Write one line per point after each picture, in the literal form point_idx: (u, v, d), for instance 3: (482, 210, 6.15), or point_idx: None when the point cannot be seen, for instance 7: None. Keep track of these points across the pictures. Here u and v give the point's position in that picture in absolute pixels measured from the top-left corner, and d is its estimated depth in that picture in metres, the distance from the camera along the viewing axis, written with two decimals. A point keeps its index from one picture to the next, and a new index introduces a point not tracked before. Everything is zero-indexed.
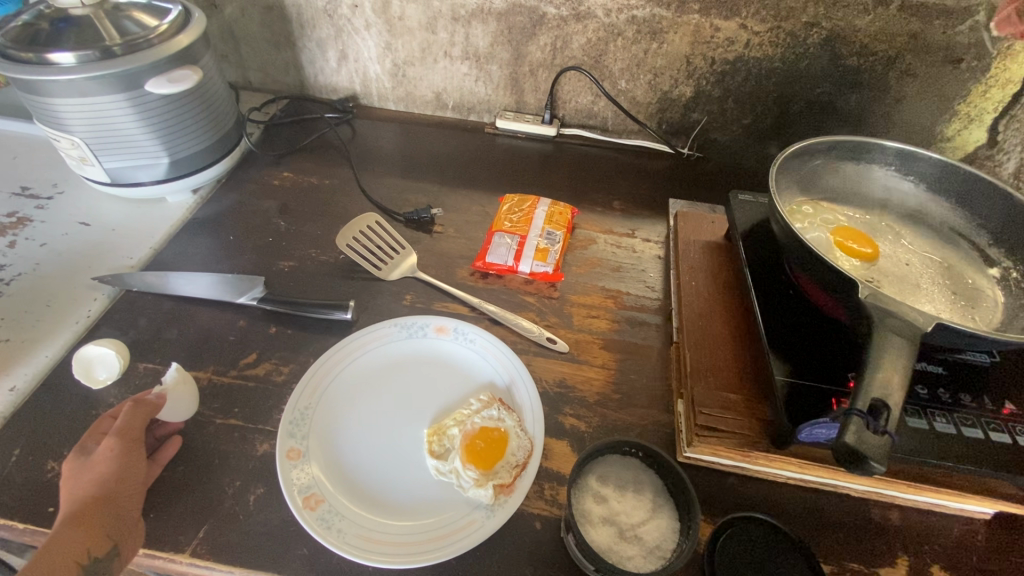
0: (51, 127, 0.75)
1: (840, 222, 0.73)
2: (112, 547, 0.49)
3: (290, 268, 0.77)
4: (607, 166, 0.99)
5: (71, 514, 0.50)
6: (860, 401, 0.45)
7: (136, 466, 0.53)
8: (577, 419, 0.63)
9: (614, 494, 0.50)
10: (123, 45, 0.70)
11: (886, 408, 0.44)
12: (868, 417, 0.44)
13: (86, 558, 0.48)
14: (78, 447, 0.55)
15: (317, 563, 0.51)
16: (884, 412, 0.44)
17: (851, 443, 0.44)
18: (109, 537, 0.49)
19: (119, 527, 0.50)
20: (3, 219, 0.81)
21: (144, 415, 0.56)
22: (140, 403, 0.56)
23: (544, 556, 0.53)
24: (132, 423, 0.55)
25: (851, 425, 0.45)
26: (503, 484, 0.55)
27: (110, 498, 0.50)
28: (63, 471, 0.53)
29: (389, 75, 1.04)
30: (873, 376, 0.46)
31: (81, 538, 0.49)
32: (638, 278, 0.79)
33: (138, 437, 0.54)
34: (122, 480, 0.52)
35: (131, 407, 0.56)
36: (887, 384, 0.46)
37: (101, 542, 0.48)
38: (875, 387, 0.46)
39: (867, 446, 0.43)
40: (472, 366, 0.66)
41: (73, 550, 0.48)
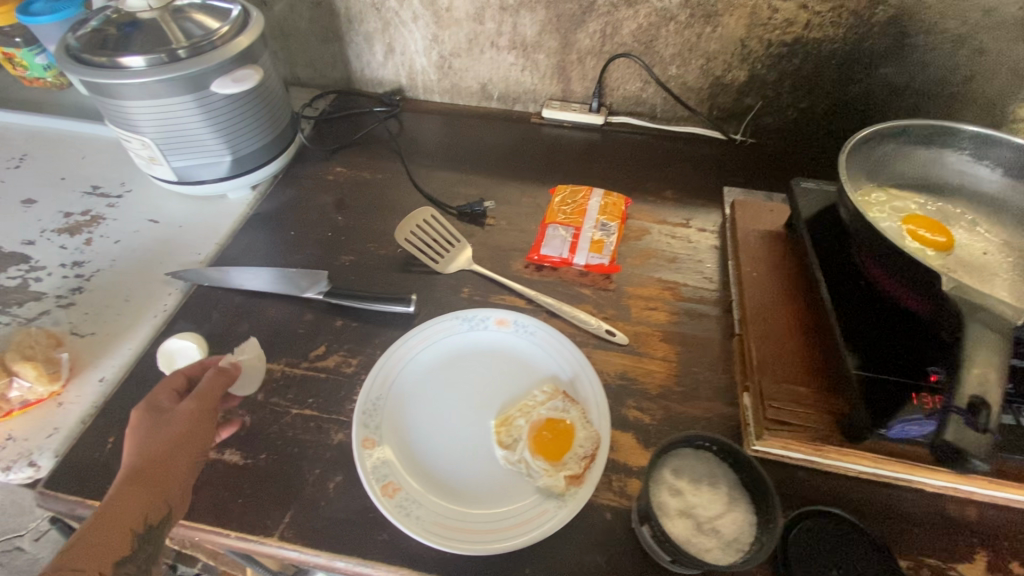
0: (122, 128, 0.78)
1: (911, 211, 0.71)
2: (166, 514, 0.52)
3: (350, 262, 0.79)
4: (657, 154, 0.98)
5: (133, 472, 0.52)
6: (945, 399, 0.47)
7: (207, 435, 0.56)
8: (641, 411, 0.64)
9: (689, 487, 0.50)
10: (188, 48, 0.72)
11: (985, 406, 0.44)
12: (966, 414, 0.44)
13: (141, 524, 0.51)
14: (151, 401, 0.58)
15: (398, 549, 0.53)
16: (985, 410, 0.43)
17: (951, 440, 0.44)
18: (166, 505, 0.52)
19: (178, 495, 0.53)
20: (79, 217, 0.85)
21: (222, 383, 0.59)
22: (223, 371, 0.60)
23: (616, 546, 0.54)
24: (211, 389, 0.58)
25: (949, 423, 0.44)
26: (573, 475, 0.56)
27: (179, 463, 0.54)
28: (134, 421, 0.56)
29: (436, 68, 1.04)
30: (969, 373, 0.45)
31: (139, 501, 0.51)
32: (695, 269, 0.78)
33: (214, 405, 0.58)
34: (189, 447, 0.55)
35: (213, 373, 0.59)
36: (984, 381, 0.45)
37: (157, 509, 0.52)
38: (972, 384, 0.45)
39: (967, 443, 0.43)
40: (534, 358, 0.67)
41: (130, 512, 0.51)
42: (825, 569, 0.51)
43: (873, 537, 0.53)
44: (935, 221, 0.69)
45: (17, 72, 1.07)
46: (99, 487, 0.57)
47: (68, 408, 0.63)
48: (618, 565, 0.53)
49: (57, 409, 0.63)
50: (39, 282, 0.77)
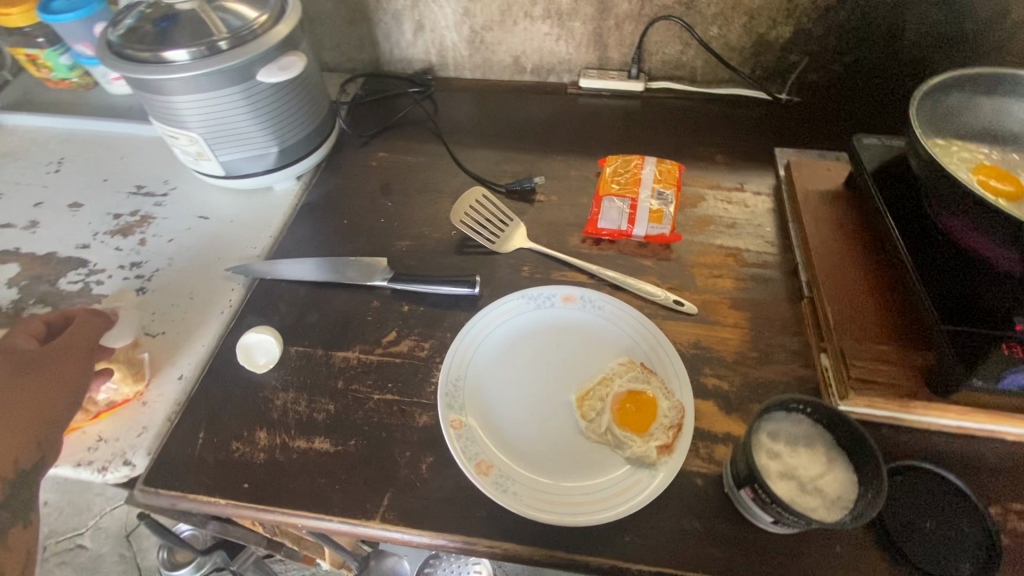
0: (169, 125, 0.77)
1: (979, 160, 0.68)
2: (38, 458, 0.57)
3: (407, 247, 0.79)
4: (701, 118, 0.96)
5: (6, 412, 0.58)
6: None
7: (71, 375, 0.60)
8: (719, 378, 0.64)
9: (786, 450, 0.51)
10: (230, 39, 0.70)
11: None
12: None
13: (14, 468, 0.56)
14: (19, 341, 0.64)
15: (498, 524, 0.54)
16: None
17: None
18: (36, 449, 0.57)
19: (43, 436, 0.57)
20: (128, 218, 0.85)
21: (94, 325, 0.66)
22: (96, 313, 0.67)
23: (711, 510, 0.55)
24: (79, 328, 0.64)
25: None
26: (664, 445, 0.57)
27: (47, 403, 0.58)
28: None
29: (467, 43, 1.01)
30: None
31: (11, 444, 0.56)
32: (755, 234, 0.78)
33: (82, 344, 0.63)
34: (55, 388, 0.59)
35: (85, 315, 0.66)
36: None
37: (27, 454, 0.56)
38: None
39: None
40: (606, 332, 0.67)
41: (3, 457, 0.56)
42: (921, 522, 0.52)
43: (967, 490, 0.54)
44: (1004, 171, 0.67)
45: (42, 74, 1.04)
46: (197, 481, 0.58)
47: (152, 407, 0.64)
48: (716, 528, 0.54)
49: (141, 409, 0.64)
50: (101, 285, 0.77)
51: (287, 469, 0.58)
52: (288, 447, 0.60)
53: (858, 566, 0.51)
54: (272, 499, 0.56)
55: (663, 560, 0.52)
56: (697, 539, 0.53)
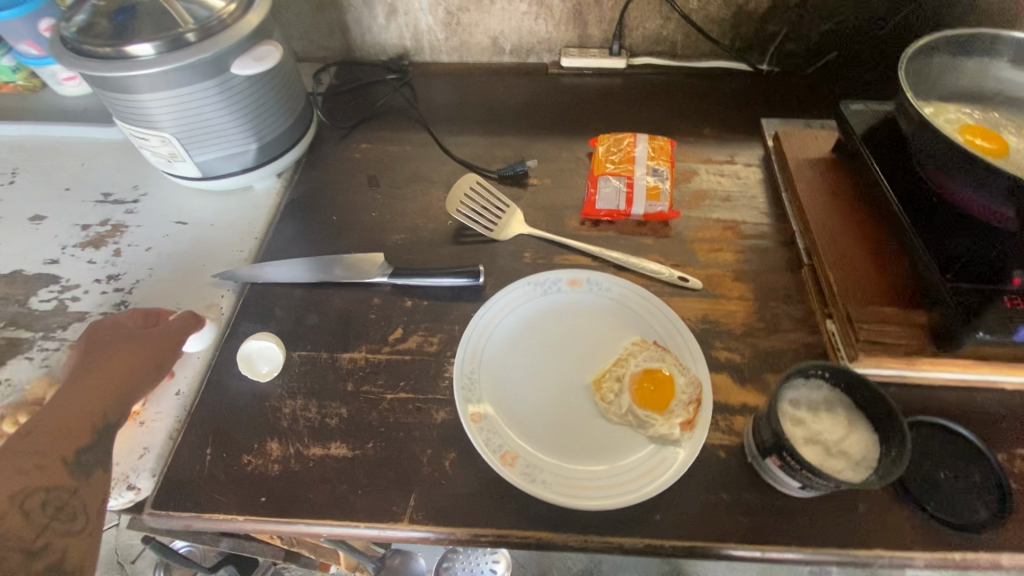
0: (138, 126, 0.72)
1: (963, 120, 0.70)
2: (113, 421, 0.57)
3: (403, 241, 0.77)
4: (685, 93, 0.95)
5: (104, 372, 0.60)
6: None
7: (159, 365, 0.61)
8: (730, 350, 0.64)
9: (809, 415, 0.52)
10: (196, 31, 0.65)
11: None
12: None
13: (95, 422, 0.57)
14: (139, 314, 0.66)
15: (529, 514, 0.54)
16: None
17: None
18: (113, 414, 0.58)
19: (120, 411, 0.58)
20: (99, 229, 0.80)
21: (189, 325, 0.65)
22: (196, 318, 0.66)
23: (737, 480, 0.55)
24: (181, 326, 0.64)
25: None
26: (686, 421, 0.57)
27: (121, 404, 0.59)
28: (117, 326, 0.65)
29: (442, 25, 0.98)
30: None
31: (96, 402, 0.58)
32: (750, 205, 0.78)
33: (174, 344, 0.63)
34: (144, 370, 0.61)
35: (190, 317, 0.65)
36: None
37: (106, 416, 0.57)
38: None
39: None
40: (615, 313, 0.67)
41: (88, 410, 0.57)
42: (938, 473, 0.55)
43: (976, 440, 0.57)
44: (987, 129, 0.69)
45: None
46: (210, 499, 0.55)
47: (151, 426, 0.60)
48: (742, 497, 0.55)
49: (139, 429, 0.60)
50: (77, 301, 0.72)
51: (305, 478, 0.56)
52: (303, 455, 0.57)
53: (881, 521, 0.53)
54: (292, 511, 0.54)
55: (696, 533, 0.53)
56: (726, 510, 0.54)
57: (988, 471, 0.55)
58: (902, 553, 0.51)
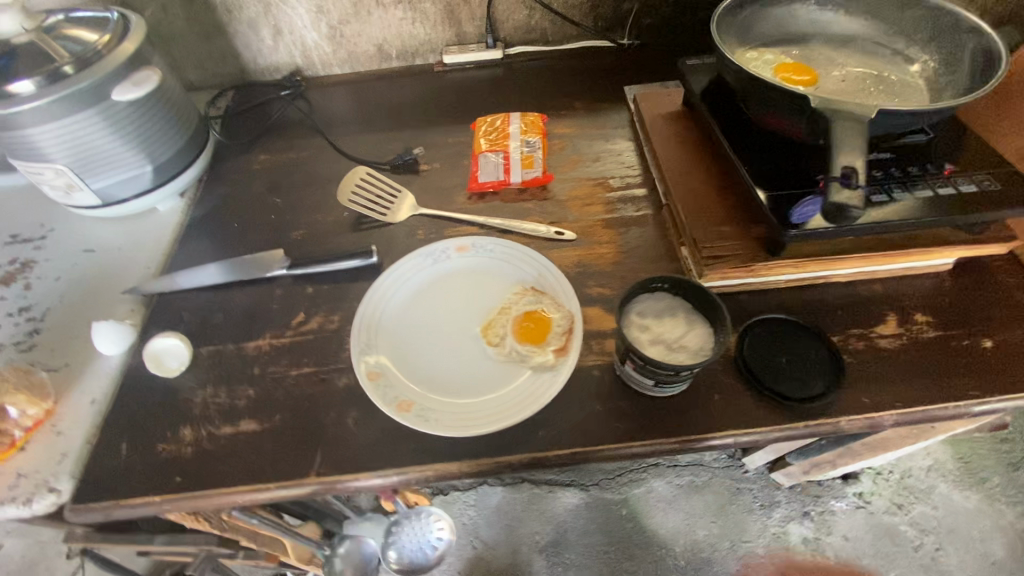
0: (32, 160, 0.75)
1: (781, 59, 0.80)
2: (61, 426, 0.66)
3: (303, 236, 0.82)
4: (559, 73, 1.04)
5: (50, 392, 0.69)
6: (835, 169, 0.57)
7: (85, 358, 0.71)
8: (602, 286, 0.72)
9: (653, 321, 0.59)
10: (73, 62, 0.70)
11: (854, 172, 0.56)
12: (843, 179, 0.57)
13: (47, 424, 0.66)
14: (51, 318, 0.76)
15: (427, 451, 0.59)
16: (855, 174, 0.56)
17: (835, 202, 0.57)
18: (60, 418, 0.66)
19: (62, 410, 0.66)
20: (8, 267, 0.83)
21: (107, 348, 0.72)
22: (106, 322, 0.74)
23: (610, 393, 0.62)
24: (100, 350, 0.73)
25: (832, 188, 0.57)
26: (560, 348, 0.64)
27: None
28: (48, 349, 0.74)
29: (328, 39, 1.04)
30: (840, 150, 0.57)
31: None
32: (617, 161, 0.87)
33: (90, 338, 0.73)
34: None
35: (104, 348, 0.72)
36: (851, 152, 0.57)
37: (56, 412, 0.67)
38: (844, 156, 0.57)
39: (844, 201, 0.57)
40: (500, 270, 0.73)
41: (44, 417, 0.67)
42: (779, 358, 0.63)
43: (811, 327, 0.65)
44: (799, 64, 0.79)
45: None
46: (129, 488, 0.59)
47: (69, 434, 0.63)
48: (616, 407, 0.61)
49: (57, 438, 0.63)
50: None
51: (218, 454, 0.60)
52: (215, 436, 0.62)
53: (732, 406, 0.60)
54: (208, 484, 0.58)
55: (574, 443, 0.59)
56: (601, 419, 0.60)
57: (825, 349, 0.64)
58: (752, 429, 0.59)
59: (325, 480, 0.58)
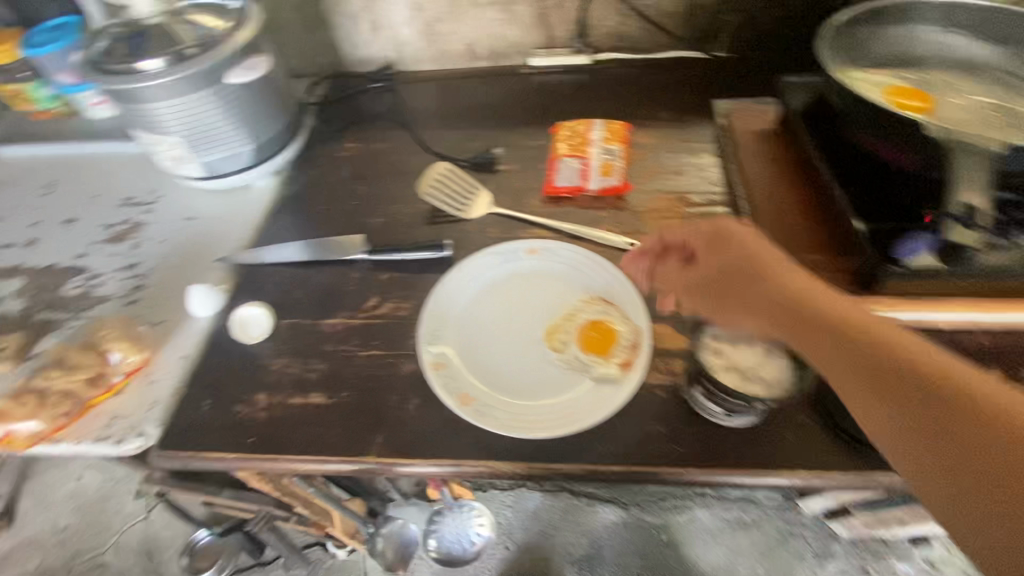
0: (151, 132, 0.82)
1: (891, 82, 0.75)
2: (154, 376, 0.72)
3: (381, 224, 0.85)
4: (646, 82, 1.02)
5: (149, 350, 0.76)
6: (953, 207, 0.58)
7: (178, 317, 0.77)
8: (674, 304, 0.70)
9: (729, 348, 0.58)
10: (197, 46, 0.76)
11: (974, 210, 0.57)
12: (960, 218, 0.58)
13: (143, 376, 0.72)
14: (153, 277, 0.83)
15: (482, 447, 0.60)
16: (976, 212, 0.57)
17: (954, 241, 0.58)
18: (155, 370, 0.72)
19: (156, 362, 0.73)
20: (121, 227, 0.91)
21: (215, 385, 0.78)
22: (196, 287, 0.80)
23: (673, 415, 0.60)
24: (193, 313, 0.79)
25: (949, 227, 0.58)
26: (625, 362, 0.62)
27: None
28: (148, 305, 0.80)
29: (422, 36, 1.07)
30: (959, 188, 0.58)
31: None
32: (701, 177, 0.84)
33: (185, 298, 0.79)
34: None
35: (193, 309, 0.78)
36: (972, 190, 0.58)
37: None
38: (962, 194, 0.58)
39: (964, 239, 0.58)
40: (569, 276, 0.73)
41: None
42: None
43: None
44: (911, 89, 0.74)
45: (29, 106, 1.08)
46: (208, 442, 0.63)
47: (159, 384, 0.69)
48: (678, 430, 0.59)
49: (149, 386, 0.69)
50: (101, 287, 0.83)
51: (288, 422, 0.64)
52: (287, 404, 0.65)
53: (805, 446, 0.57)
54: (277, 449, 0.62)
55: (631, 460, 0.58)
56: (661, 439, 0.59)
57: None
58: (825, 472, 0.55)
59: (384, 461, 0.60)
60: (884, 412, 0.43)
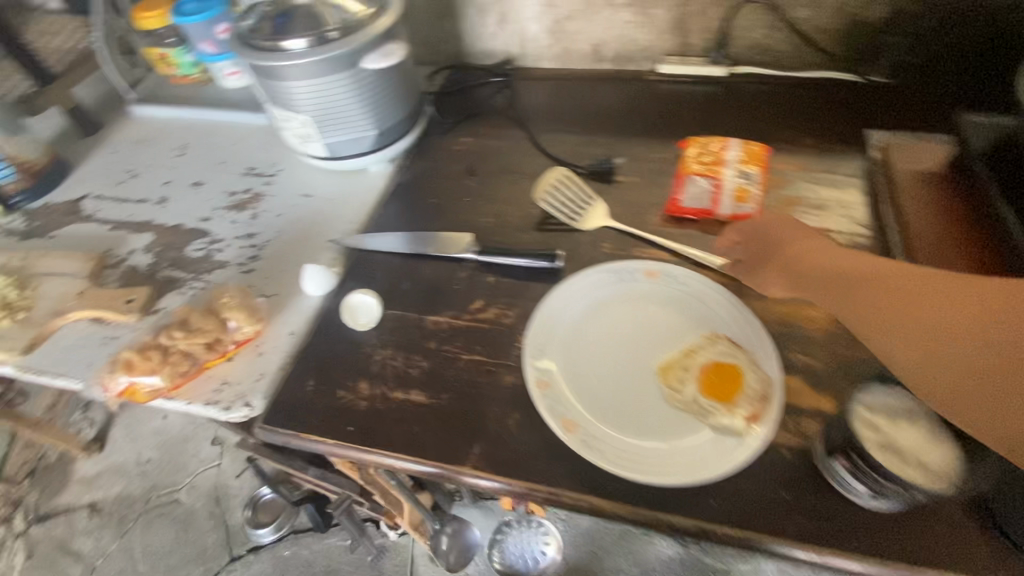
0: (285, 109, 0.84)
1: None
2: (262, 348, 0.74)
3: (492, 224, 0.83)
4: (787, 102, 0.94)
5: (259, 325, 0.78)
6: None
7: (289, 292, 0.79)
8: (807, 355, 0.63)
9: (886, 421, 0.50)
10: (338, 30, 0.76)
11: None
12: None
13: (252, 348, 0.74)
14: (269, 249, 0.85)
15: (583, 479, 0.56)
16: None
17: None
18: None
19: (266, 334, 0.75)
20: (243, 195, 0.95)
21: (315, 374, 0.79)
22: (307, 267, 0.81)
23: (801, 482, 0.54)
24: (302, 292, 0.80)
25: None
26: (752, 415, 0.57)
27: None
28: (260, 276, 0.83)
29: (548, 33, 1.04)
30: None
31: None
32: (846, 215, 0.76)
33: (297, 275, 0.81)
34: None
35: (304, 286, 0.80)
36: None
37: None
38: None
39: None
40: (690, 307, 0.68)
41: None
42: None
43: None
44: None
45: (168, 71, 1.13)
46: (309, 423, 0.64)
47: (268, 357, 0.71)
48: (805, 499, 0.53)
49: (258, 358, 0.71)
50: (221, 252, 0.86)
51: (387, 417, 0.63)
52: (387, 397, 0.65)
53: (961, 546, 0.50)
54: (374, 442, 0.61)
55: (749, 524, 0.52)
56: (785, 507, 0.53)
57: None
58: None
59: (480, 476, 0.58)
60: (915, 324, 0.50)
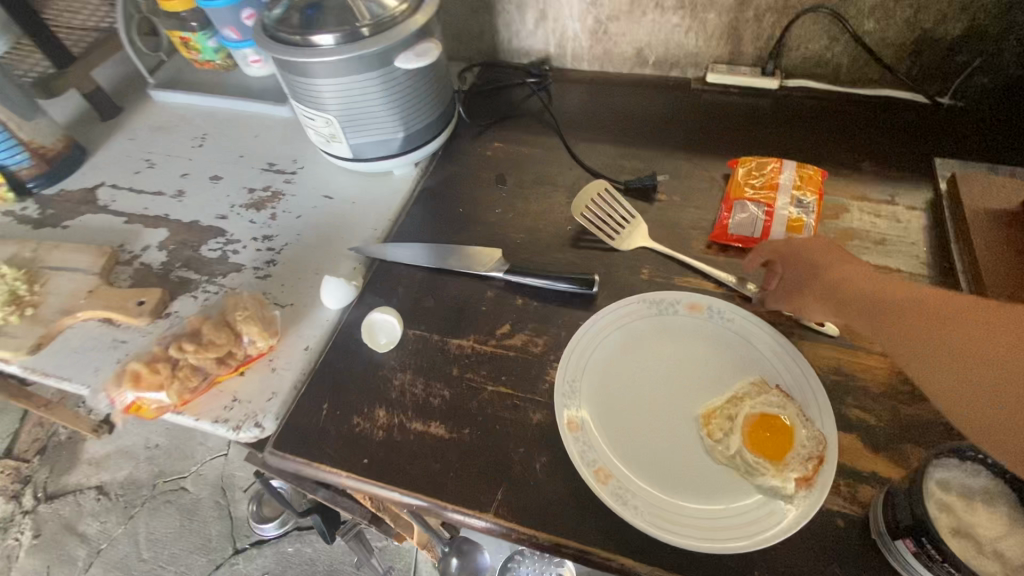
0: (309, 106, 0.79)
1: None
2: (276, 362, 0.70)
3: (522, 240, 0.78)
4: (845, 121, 0.87)
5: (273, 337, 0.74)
6: None
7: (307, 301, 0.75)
8: (864, 410, 0.58)
9: (961, 504, 0.44)
10: (371, 26, 0.71)
11: None
12: None
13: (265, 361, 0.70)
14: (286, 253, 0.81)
15: (614, 536, 0.52)
16: None
17: None
18: None
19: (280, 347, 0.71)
20: (262, 193, 0.91)
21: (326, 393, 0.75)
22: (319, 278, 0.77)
23: (855, 557, 0.50)
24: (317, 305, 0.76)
25: None
26: (804, 478, 0.52)
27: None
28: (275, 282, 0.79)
29: (589, 33, 0.98)
30: None
31: None
32: (909, 253, 0.70)
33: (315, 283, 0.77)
34: None
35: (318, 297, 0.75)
36: None
37: None
38: None
39: None
40: (736, 347, 0.63)
41: None
42: None
43: None
44: None
45: (191, 55, 1.08)
46: (321, 452, 0.60)
47: (281, 373, 0.67)
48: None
49: (271, 373, 0.67)
50: (237, 254, 0.82)
51: (404, 450, 0.59)
52: (405, 428, 0.61)
53: None
54: (389, 478, 0.57)
55: None
56: None
57: None
58: None
59: (502, 524, 0.54)
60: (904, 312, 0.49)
